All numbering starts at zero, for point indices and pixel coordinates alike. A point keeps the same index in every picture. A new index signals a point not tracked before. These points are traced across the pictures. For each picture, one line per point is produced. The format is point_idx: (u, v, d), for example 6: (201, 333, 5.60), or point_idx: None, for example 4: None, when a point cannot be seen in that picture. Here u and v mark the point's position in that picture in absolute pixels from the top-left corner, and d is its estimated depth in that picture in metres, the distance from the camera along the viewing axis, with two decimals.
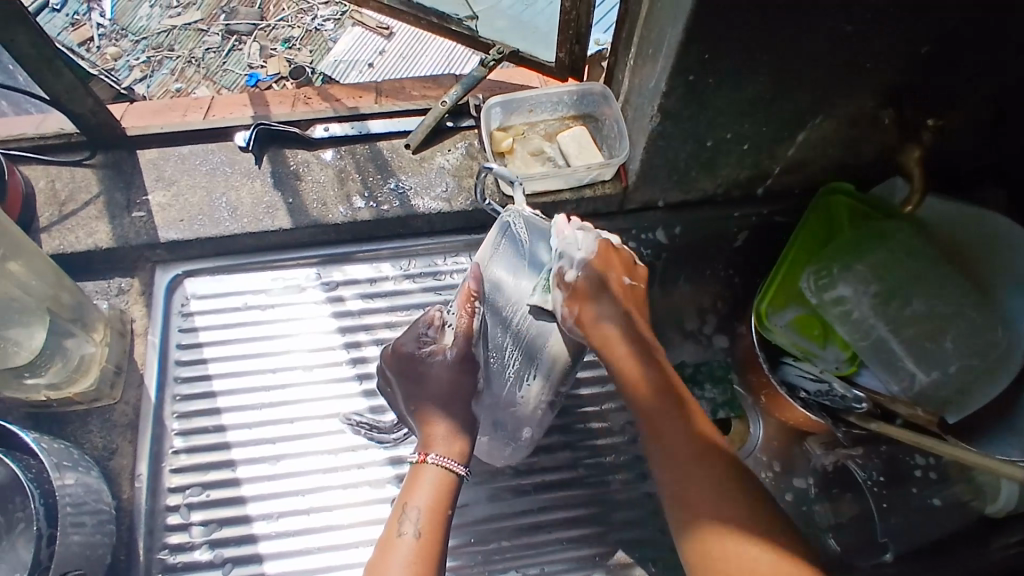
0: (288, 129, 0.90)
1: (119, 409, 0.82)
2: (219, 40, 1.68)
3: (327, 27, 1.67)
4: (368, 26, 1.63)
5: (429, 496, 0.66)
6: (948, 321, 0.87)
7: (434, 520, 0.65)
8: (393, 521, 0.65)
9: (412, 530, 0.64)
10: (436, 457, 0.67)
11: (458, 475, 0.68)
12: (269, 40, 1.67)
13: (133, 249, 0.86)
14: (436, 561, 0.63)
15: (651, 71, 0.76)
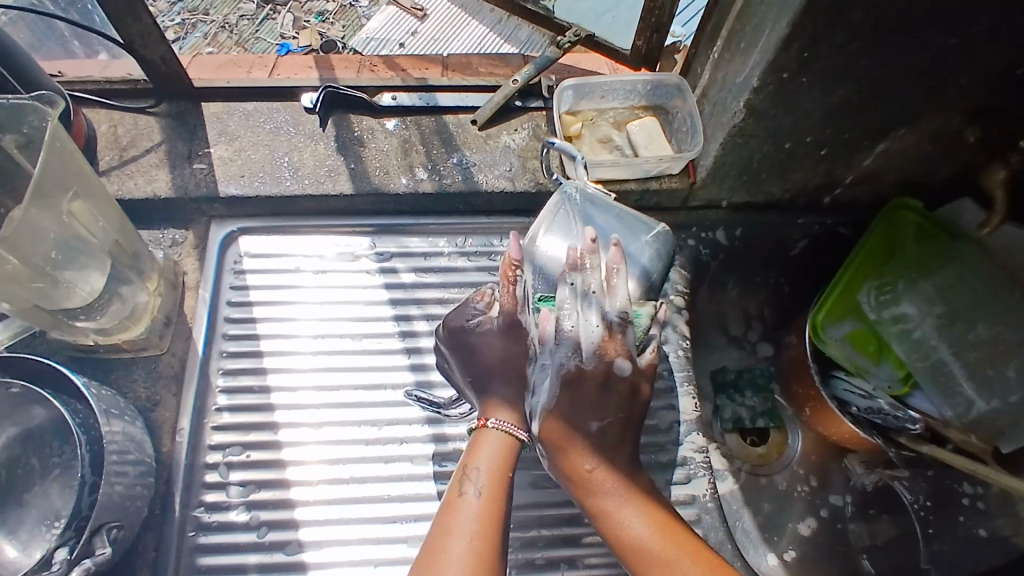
0: (356, 94, 0.89)
1: (166, 361, 0.80)
2: (254, 7, 1.52)
3: (363, 2, 1.52)
4: (401, 4, 1.48)
5: (491, 458, 0.66)
6: (1015, 347, 0.83)
7: (496, 482, 0.65)
8: (455, 481, 0.65)
9: (475, 491, 0.64)
10: (494, 423, 0.67)
11: (518, 440, 0.68)
12: (303, 10, 1.51)
13: (191, 200, 0.85)
14: (500, 521, 0.62)
15: (741, 65, 0.74)
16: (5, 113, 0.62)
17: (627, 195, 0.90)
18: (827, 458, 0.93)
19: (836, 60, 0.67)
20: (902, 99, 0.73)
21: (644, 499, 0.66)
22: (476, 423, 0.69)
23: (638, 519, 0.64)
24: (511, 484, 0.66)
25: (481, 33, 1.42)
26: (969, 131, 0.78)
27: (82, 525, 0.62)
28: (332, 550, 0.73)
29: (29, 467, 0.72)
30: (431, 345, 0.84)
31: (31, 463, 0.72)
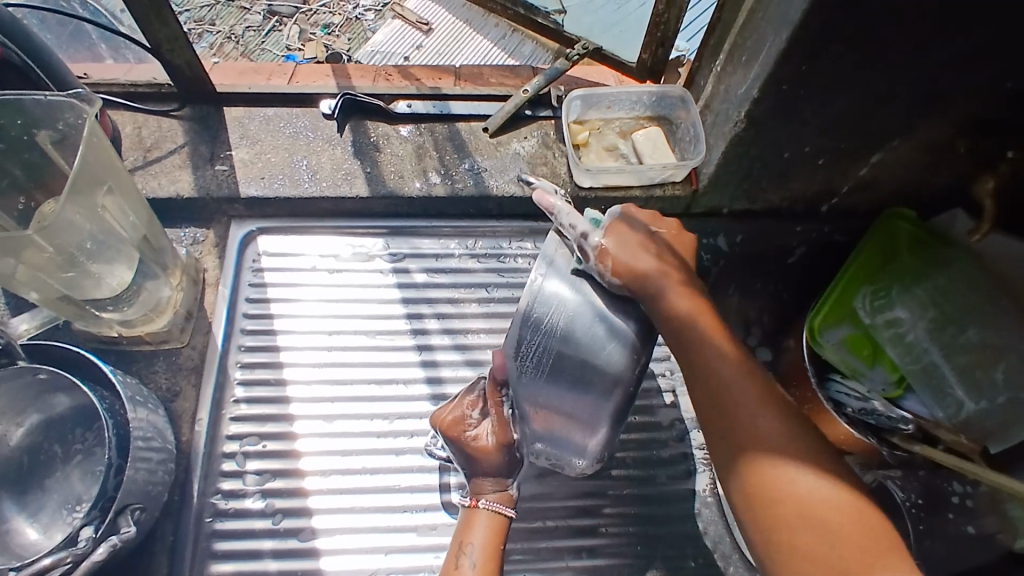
0: (371, 102, 0.93)
1: (186, 354, 0.83)
2: (260, 20, 1.54)
3: (368, 17, 1.55)
4: (407, 20, 1.53)
5: (485, 531, 0.70)
6: (1005, 352, 0.87)
7: (491, 553, 0.68)
8: (451, 556, 0.69)
9: (473, 559, 0.68)
10: (484, 502, 0.71)
11: (505, 518, 0.71)
12: (310, 24, 1.54)
13: (212, 200, 0.88)
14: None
15: (742, 78, 0.77)
16: (43, 111, 0.65)
17: (630, 201, 0.93)
18: None
19: (832, 75, 0.71)
20: (896, 112, 0.76)
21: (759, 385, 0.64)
22: (466, 502, 0.72)
23: (767, 420, 0.61)
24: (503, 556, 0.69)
25: (486, 50, 1.46)
26: (961, 143, 0.81)
27: (106, 506, 0.64)
28: (344, 537, 0.76)
29: (51, 453, 0.75)
30: (441, 343, 0.87)
31: (53, 450, 0.75)
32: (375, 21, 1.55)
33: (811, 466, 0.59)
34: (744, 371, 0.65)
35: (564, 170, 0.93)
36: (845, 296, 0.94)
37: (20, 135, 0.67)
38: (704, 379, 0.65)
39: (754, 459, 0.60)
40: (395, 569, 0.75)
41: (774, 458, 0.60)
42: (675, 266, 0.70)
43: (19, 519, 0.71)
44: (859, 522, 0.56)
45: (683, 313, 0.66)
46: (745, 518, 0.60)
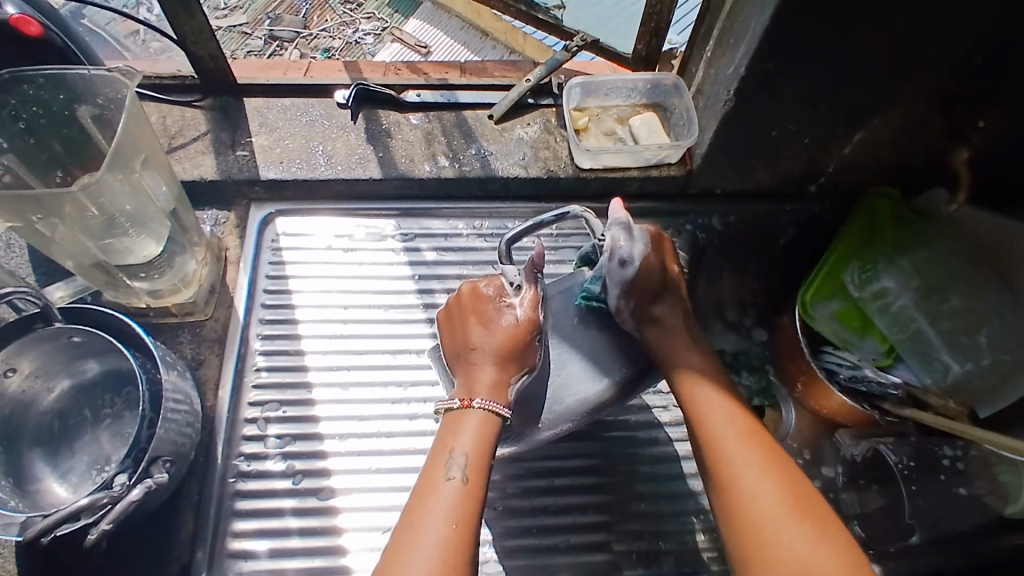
0: (383, 92, 0.99)
1: (210, 325, 0.88)
2: (263, 45, 1.51)
3: (368, 40, 1.57)
4: (407, 43, 1.57)
5: (475, 435, 0.65)
6: (987, 317, 0.90)
7: (479, 461, 0.63)
8: (438, 464, 0.64)
9: (456, 470, 0.62)
10: (484, 402, 0.66)
11: (500, 421, 0.66)
12: (310, 48, 1.53)
13: (233, 183, 0.94)
14: (478, 510, 0.61)
15: (730, 59, 0.83)
16: (84, 86, 0.71)
17: (629, 181, 0.99)
18: (817, 433, 0.98)
19: (809, 53, 0.76)
20: (874, 91, 0.82)
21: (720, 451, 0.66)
22: (456, 402, 0.67)
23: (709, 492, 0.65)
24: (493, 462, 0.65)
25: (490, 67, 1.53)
26: (934, 118, 0.86)
27: (139, 456, 0.68)
28: (361, 495, 0.80)
29: (81, 418, 0.79)
30: None
31: (82, 415, 0.79)
32: (374, 44, 1.57)
33: (774, 471, 0.62)
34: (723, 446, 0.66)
35: (565, 153, 0.98)
36: (835, 271, 0.99)
37: (63, 110, 0.73)
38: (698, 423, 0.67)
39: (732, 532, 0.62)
40: None
41: (746, 464, 0.63)
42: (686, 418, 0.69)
43: (49, 478, 0.75)
44: (793, 509, 0.59)
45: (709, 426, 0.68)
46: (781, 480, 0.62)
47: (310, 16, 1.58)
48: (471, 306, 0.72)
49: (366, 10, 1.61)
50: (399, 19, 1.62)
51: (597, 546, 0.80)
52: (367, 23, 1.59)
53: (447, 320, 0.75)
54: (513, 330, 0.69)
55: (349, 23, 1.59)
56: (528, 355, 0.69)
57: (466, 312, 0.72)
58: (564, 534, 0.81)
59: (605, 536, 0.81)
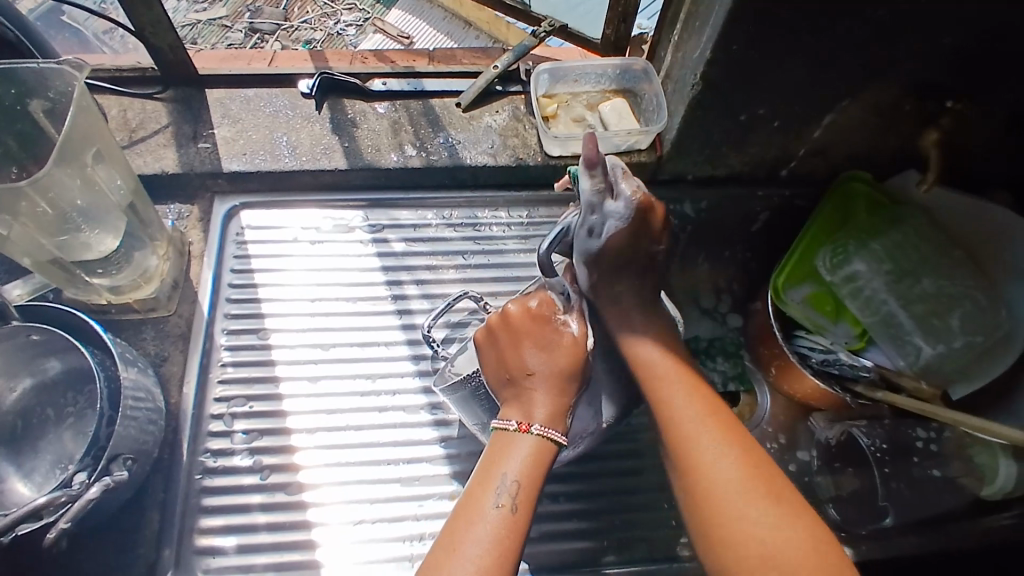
0: (349, 81, 0.97)
1: (173, 321, 0.86)
2: (242, 37, 1.47)
3: (350, 32, 1.53)
4: (389, 33, 1.55)
5: (529, 465, 0.62)
6: (959, 299, 0.91)
7: (528, 494, 0.61)
8: (484, 484, 0.61)
9: (505, 497, 0.60)
10: (549, 430, 0.64)
11: (556, 449, 0.64)
12: (291, 40, 1.49)
13: (196, 176, 0.92)
14: (522, 542, 0.59)
15: (697, 43, 0.82)
16: (35, 79, 0.69)
17: None
18: (794, 417, 0.99)
19: (776, 36, 0.75)
20: (843, 73, 0.81)
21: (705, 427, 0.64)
22: (511, 424, 0.64)
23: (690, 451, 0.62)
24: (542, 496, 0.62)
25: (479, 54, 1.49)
26: (904, 101, 0.85)
27: (98, 454, 0.66)
28: (329, 490, 0.79)
29: (44, 417, 0.77)
30: (421, 307, 0.91)
31: (45, 413, 0.77)
32: (356, 35, 1.54)
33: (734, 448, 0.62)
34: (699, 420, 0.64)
35: (534, 141, 0.97)
36: (806, 256, 0.99)
37: (14, 104, 0.71)
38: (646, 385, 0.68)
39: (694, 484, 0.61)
40: (379, 518, 0.78)
41: (696, 431, 0.63)
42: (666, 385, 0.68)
43: (13, 478, 0.73)
44: (745, 481, 0.59)
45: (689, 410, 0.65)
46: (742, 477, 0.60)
47: (291, 8, 1.54)
48: (523, 328, 0.69)
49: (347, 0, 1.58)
50: (381, 10, 1.60)
51: (570, 534, 0.80)
52: (349, 14, 1.56)
53: (490, 336, 0.70)
54: (572, 349, 0.68)
55: (330, 14, 1.55)
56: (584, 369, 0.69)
57: (519, 332, 0.69)
58: (536, 524, 0.80)
59: (576, 525, 0.81)
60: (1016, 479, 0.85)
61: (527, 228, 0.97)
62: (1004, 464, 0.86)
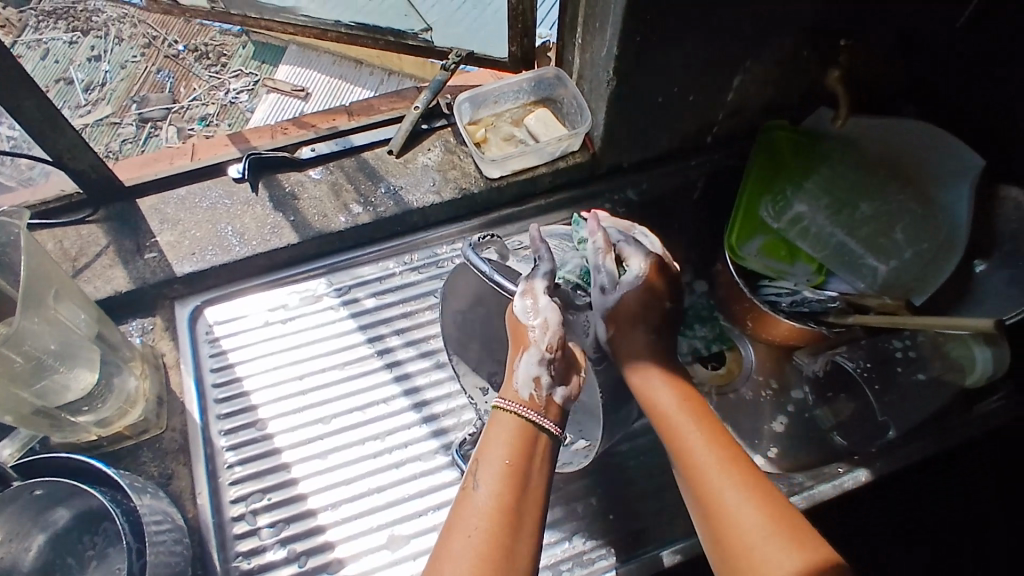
0: (277, 155, 0.97)
1: (169, 437, 0.85)
2: (135, 130, 1.45)
3: (243, 98, 1.52)
4: (282, 90, 1.50)
5: (504, 450, 0.63)
6: (896, 215, 0.99)
7: (507, 475, 0.61)
8: (466, 477, 0.63)
9: (485, 485, 0.61)
10: (504, 403, 0.67)
11: (528, 423, 0.66)
12: (185, 120, 1.48)
13: (151, 287, 0.91)
14: (508, 520, 0.58)
15: (602, 42, 0.86)
16: None
17: (541, 178, 1.00)
18: (778, 360, 1.04)
19: (674, 19, 0.80)
20: (742, 37, 0.86)
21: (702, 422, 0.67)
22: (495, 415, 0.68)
23: (694, 439, 0.65)
24: (524, 473, 0.62)
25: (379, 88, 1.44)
26: (802, 47, 0.90)
27: None
28: (369, 557, 0.79)
29: (67, 567, 0.75)
30: (408, 355, 0.92)
31: (67, 563, 0.75)
32: (251, 99, 1.52)
33: (720, 445, 0.65)
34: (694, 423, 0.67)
35: (472, 168, 0.99)
36: (751, 212, 1.02)
37: None
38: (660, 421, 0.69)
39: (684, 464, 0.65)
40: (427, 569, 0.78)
41: (719, 480, 0.62)
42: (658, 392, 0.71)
43: None
44: (770, 524, 0.57)
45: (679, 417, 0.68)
46: (729, 476, 0.62)
47: (176, 89, 1.53)
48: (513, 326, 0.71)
49: (232, 67, 1.54)
50: (269, 69, 1.53)
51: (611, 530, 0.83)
52: (237, 80, 1.53)
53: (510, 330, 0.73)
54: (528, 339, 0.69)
55: (219, 85, 1.53)
56: (524, 335, 0.70)
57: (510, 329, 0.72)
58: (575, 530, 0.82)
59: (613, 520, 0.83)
60: (994, 362, 0.91)
61: None
62: (980, 353, 0.91)
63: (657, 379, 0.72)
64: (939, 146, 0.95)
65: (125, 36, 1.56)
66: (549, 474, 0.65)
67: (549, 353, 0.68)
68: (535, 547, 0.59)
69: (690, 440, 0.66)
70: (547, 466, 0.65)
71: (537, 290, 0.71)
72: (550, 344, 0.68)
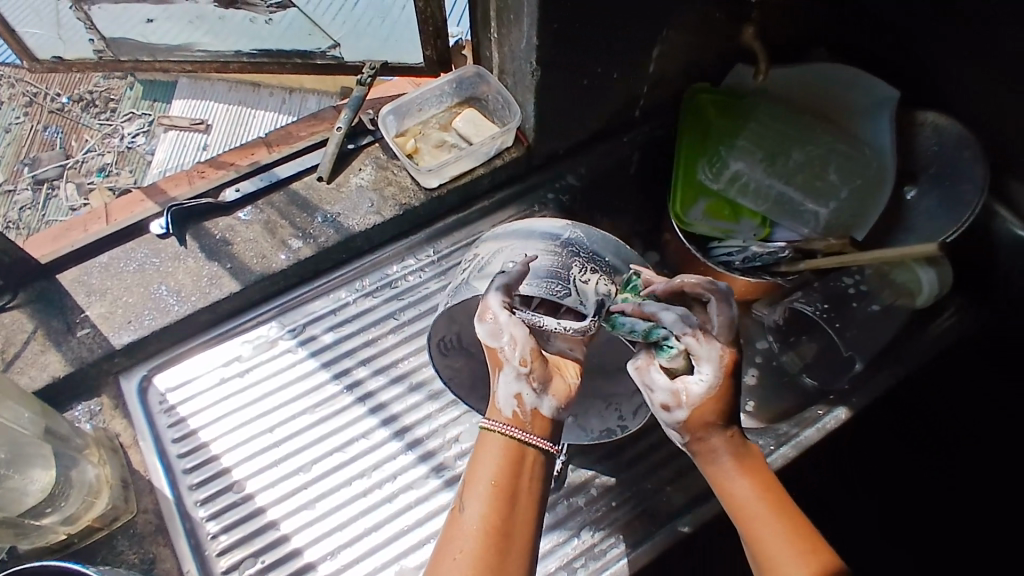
0: (200, 202, 0.92)
1: (142, 520, 0.80)
2: (30, 194, 1.32)
3: (140, 141, 1.45)
4: (180, 126, 1.43)
5: (492, 473, 0.62)
6: (827, 157, 1.02)
7: (495, 497, 0.60)
8: (459, 499, 0.62)
9: (472, 506, 0.60)
10: (487, 424, 0.65)
11: (514, 442, 0.64)
12: (82, 175, 1.39)
13: (90, 366, 0.85)
14: (497, 546, 0.58)
15: (519, 33, 0.84)
16: None
17: (480, 180, 0.99)
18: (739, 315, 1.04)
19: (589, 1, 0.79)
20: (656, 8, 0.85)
21: (774, 506, 0.65)
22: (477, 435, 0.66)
23: (769, 530, 0.63)
24: (516, 495, 0.60)
25: (278, 108, 1.35)
26: (712, 9, 0.91)
27: None
28: None
29: None
30: (379, 384, 0.89)
31: None
32: (149, 141, 1.45)
33: (791, 533, 0.63)
34: (764, 506, 0.65)
35: (409, 181, 0.96)
36: (689, 177, 1.02)
37: None
38: (729, 501, 0.67)
39: (755, 536, 0.64)
40: None
41: None
42: (728, 452, 0.69)
43: None
44: None
45: (742, 490, 0.67)
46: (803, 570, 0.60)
47: (68, 143, 1.45)
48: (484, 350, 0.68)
49: (123, 111, 1.46)
50: (162, 106, 1.45)
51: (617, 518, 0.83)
52: (130, 124, 1.45)
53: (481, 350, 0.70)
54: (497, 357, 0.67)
55: (112, 133, 1.46)
56: (495, 356, 0.67)
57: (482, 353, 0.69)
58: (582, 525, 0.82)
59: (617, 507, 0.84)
60: (938, 281, 0.95)
61: (440, 263, 0.97)
62: (924, 275, 0.95)
63: (729, 469, 0.68)
64: (850, 85, 1.00)
65: (2, 98, 1.44)
66: (544, 495, 0.63)
67: (524, 367, 0.66)
68: (528, 566, 0.58)
69: (760, 526, 0.64)
70: (541, 487, 0.63)
71: (495, 307, 0.67)
72: (522, 359, 0.66)
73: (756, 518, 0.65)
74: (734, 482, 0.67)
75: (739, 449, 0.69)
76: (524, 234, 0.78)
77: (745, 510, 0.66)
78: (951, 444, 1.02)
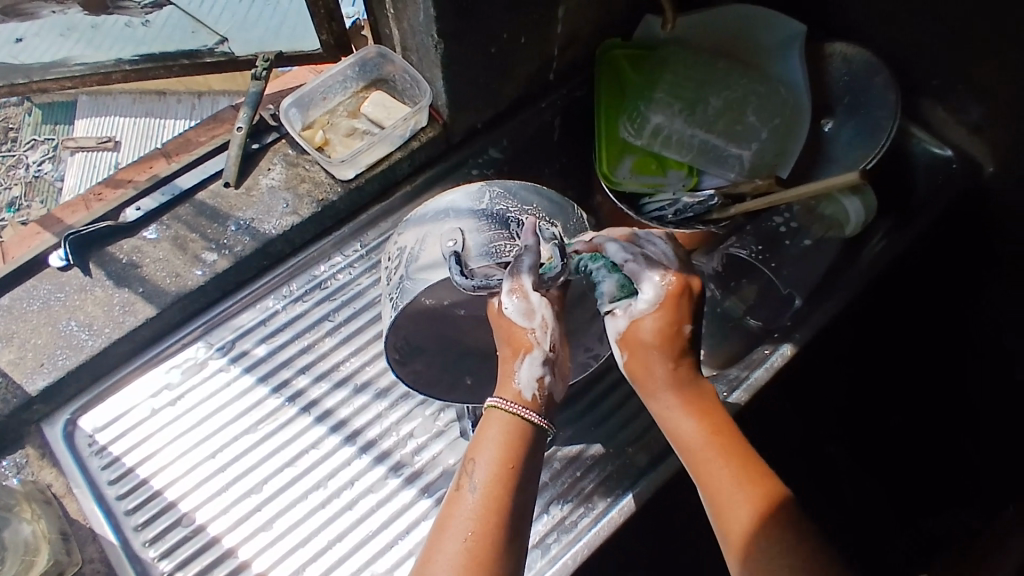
0: (99, 226, 0.86)
1: (91, 570, 0.75)
2: None
3: (46, 168, 1.27)
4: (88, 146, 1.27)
5: (497, 448, 0.59)
6: (745, 99, 1.01)
7: (502, 474, 0.58)
8: (460, 474, 0.59)
9: (477, 483, 0.57)
10: (499, 401, 0.63)
11: (524, 423, 0.62)
12: None
13: (7, 419, 0.79)
14: (501, 525, 0.55)
15: (415, 7, 0.80)
16: None
17: (398, 165, 0.95)
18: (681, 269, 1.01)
19: None
20: None
21: (723, 445, 0.64)
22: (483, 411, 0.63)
23: (718, 471, 0.63)
24: (520, 473, 0.58)
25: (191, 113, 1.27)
26: None
27: None
28: None
29: None
30: (322, 391, 0.85)
31: None
32: (55, 167, 1.27)
33: (741, 475, 0.62)
34: (713, 443, 0.65)
35: (323, 175, 0.92)
36: (613, 136, 1.01)
37: None
38: (676, 439, 0.67)
39: (702, 474, 0.64)
40: None
41: (759, 533, 0.59)
42: (667, 386, 0.67)
43: None
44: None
45: (687, 429, 0.66)
46: (752, 515, 0.60)
47: None
48: (502, 326, 0.66)
49: (24, 139, 1.28)
50: (65, 128, 1.29)
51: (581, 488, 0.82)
52: (33, 151, 1.27)
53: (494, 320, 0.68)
54: (525, 341, 0.65)
55: (14, 163, 1.28)
56: (522, 338, 0.66)
57: (498, 326, 0.67)
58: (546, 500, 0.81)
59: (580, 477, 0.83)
60: (864, 209, 0.97)
61: (369, 257, 0.93)
62: (850, 204, 0.97)
63: (672, 406, 0.67)
64: (756, 23, 1.00)
65: None
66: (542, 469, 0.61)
67: (552, 352, 0.66)
68: (524, 544, 0.57)
69: (707, 464, 0.64)
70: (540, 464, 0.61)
71: (527, 287, 0.66)
72: (551, 344, 0.66)
73: (704, 456, 0.64)
74: (679, 421, 0.66)
75: (683, 378, 0.68)
76: (439, 213, 0.75)
77: (692, 449, 0.65)
78: (907, 371, 1.07)
